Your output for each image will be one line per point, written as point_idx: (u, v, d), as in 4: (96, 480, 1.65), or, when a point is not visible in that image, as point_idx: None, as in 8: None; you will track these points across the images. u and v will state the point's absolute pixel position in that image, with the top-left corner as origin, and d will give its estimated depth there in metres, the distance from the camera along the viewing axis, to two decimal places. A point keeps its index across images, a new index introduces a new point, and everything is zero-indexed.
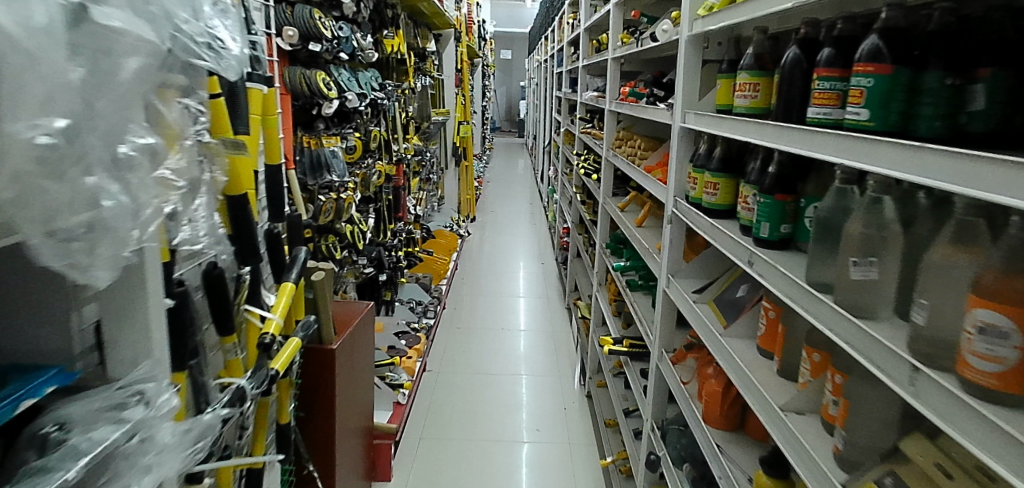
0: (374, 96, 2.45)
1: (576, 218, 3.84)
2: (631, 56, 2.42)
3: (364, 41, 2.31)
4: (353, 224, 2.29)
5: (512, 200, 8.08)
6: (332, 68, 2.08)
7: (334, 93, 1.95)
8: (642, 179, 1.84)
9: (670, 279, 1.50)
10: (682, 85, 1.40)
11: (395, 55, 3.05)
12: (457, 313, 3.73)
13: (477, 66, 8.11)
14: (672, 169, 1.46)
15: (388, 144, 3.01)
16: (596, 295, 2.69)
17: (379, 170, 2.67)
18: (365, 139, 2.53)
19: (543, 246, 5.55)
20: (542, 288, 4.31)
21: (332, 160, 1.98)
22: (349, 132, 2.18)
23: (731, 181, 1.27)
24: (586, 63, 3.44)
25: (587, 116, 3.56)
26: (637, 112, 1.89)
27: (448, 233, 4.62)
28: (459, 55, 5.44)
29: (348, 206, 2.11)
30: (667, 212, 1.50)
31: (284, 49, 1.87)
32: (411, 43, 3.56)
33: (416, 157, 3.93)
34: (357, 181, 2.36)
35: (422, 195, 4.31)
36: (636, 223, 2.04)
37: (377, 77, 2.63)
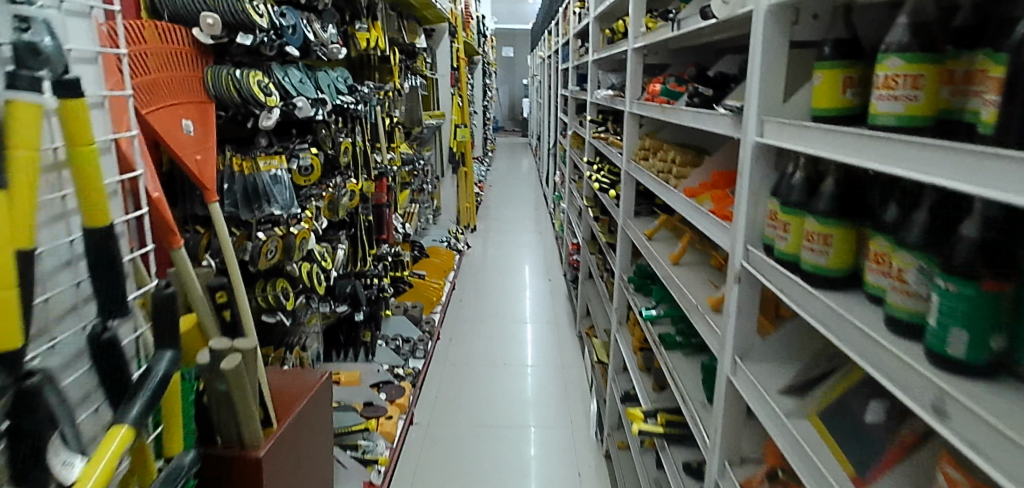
0: (341, 101, 2.00)
1: (588, 234, 3.37)
2: (655, 45, 1.96)
3: (324, 34, 1.85)
4: (311, 262, 1.83)
5: (517, 205, 7.60)
6: (278, 67, 1.62)
7: (274, 100, 1.50)
8: (681, 207, 1.38)
9: (737, 363, 1.02)
10: (759, 79, 0.94)
11: (373, 51, 2.60)
12: (452, 344, 3.28)
13: (475, 65, 7.67)
14: (742, 204, 0.99)
15: (366, 156, 2.56)
16: (615, 336, 2.23)
17: (352, 190, 2.22)
18: (330, 152, 2.07)
19: (550, 259, 5.06)
20: (550, 311, 3.84)
21: (271, 189, 1.48)
22: (304, 149, 1.73)
23: (850, 231, 0.80)
24: (597, 57, 2.98)
25: (599, 118, 3.09)
26: (671, 117, 1.44)
27: (444, 250, 4.16)
28: (454, 52, 4.99)
29: (301, 243, 1.66)
30: (733, 266, 1.03)
31: (205, 43, 1.41)
32: (397, 37, 3.12)
33: (404, 167, 3.48)
34: (318, 209, 1.91)
35: (413, 210, 3.85)
36: (671, 259, 1.58)
37: (346, 77, 2.17)
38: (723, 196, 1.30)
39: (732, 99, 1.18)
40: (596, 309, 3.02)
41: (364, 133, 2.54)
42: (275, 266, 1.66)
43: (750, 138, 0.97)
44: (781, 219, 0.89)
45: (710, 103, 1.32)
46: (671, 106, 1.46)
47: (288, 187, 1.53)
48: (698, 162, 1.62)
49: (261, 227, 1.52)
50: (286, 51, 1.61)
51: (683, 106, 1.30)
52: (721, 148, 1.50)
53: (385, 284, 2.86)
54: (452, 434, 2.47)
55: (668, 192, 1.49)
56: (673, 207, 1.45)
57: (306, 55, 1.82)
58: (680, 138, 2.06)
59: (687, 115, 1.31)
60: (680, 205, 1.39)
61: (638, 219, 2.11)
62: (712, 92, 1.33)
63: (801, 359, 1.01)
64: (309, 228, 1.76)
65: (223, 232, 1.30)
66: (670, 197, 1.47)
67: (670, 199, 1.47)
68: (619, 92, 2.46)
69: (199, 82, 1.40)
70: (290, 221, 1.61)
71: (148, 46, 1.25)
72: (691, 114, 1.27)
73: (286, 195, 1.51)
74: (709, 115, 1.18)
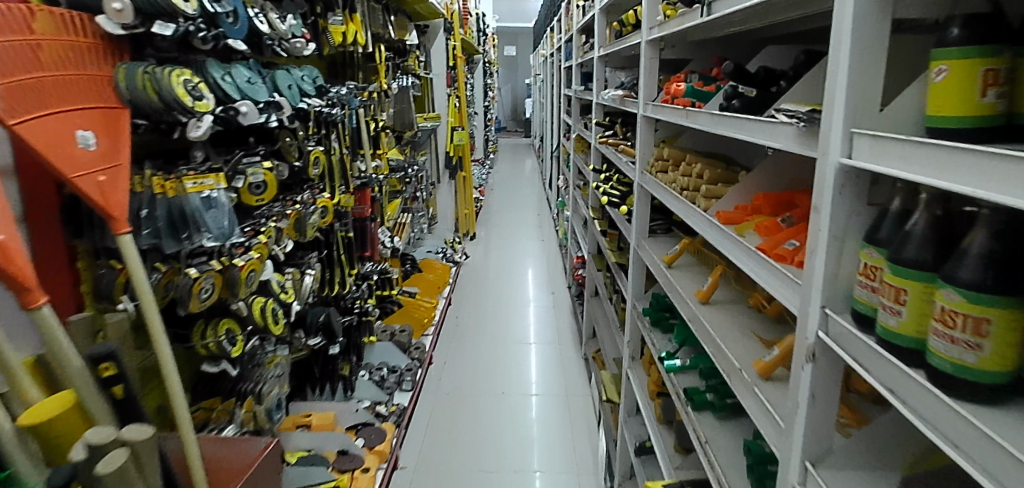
0: (307, 104, 1.73)
1: (593, 248, 3.08)
2: (673, 37, 1.67)
3: (281, 26, 1.58)
4: (266, 296, 1.54)
5: (519, 210, 7.30)
6: (219, 65, 1.35)
7: (206, 104, 1.22)
8: (714, 237, 1.09)
9: (808, 471, 0.73)
10: (845, 75, 0.65)
11: (351, 48, 2.32)
12: (445, 370, 3.00)
13: (475, 65, 7.41)
14: (820, 251, 0.69)
15: (345, 165, 2.29)
16: (628, 373, 1.94)
17: (324, 206, 1.94)
18: (295, 165, 1.79)
19: (553, 270, 4.76)
20: (554, 329, 3.55)
21: (203, 216, 1.19)
22: (255, 162, 1.44)
23: (1018, 312, 0.50)
24: (603, 53, 2.69)
25: (606, 121, 2.80)
26: (700, 123, 1.14)
27: (439, 263, 3.88)
28: (450, 51, 4.71)
29: (248, 276, 1.37)
30: (804, 337, 0.73)
31: (117, 35, 1.14)
32: (383, 34, 2.85)
33: (393, 174, 3.21)
34: (276, 232, 1.63)
35: (404, 222, 3.57)
36: (699, 297, 1.29)
37: (317, 78, 1.89)
38: (772, 225, 1.01)
39: (788, 103, 0.89)
40: (604, 333, 2.73)
41: (341, 141, 2.26)
42: (218, 304, 1.38)
43: (831, 159, 0.67)
44: (890, 284, 0.59)
45: (754, 106, 1.02)
46: (698, 110, 1.17)
47: (227, 213, 1.25)
48: (730, 178, 1.33)
49: (194, 261, 1.24)
50: (231, 46, 1.34)
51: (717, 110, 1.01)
52: (763, 161, 1.20)
53: (369, 305, 2.59)
54: (442, 481, 2.18)
55: (694, 215, 1.21)
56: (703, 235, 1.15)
57: (259, 51, 1.54)
58: (703, 147, 1.77)
59: (722, 123, 1.02)
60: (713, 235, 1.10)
61: (656, 241, 1.81)
62: (756, 91, 1.04)
63: (905, 471, 0.72)
64: (262, 257, 1.47)
65: (139, 276, 1.06)
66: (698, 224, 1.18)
67: (698, 225, 1.18)
68: (629, 92, 2.17)
69: (108, 85, 1.12)
70: (234, 250, 1.33)
71: (36, 37, 0.97)
72: (729, 121, 0.98)
73: (223, 222, 1.23)
74: (758, 124, 0.89)
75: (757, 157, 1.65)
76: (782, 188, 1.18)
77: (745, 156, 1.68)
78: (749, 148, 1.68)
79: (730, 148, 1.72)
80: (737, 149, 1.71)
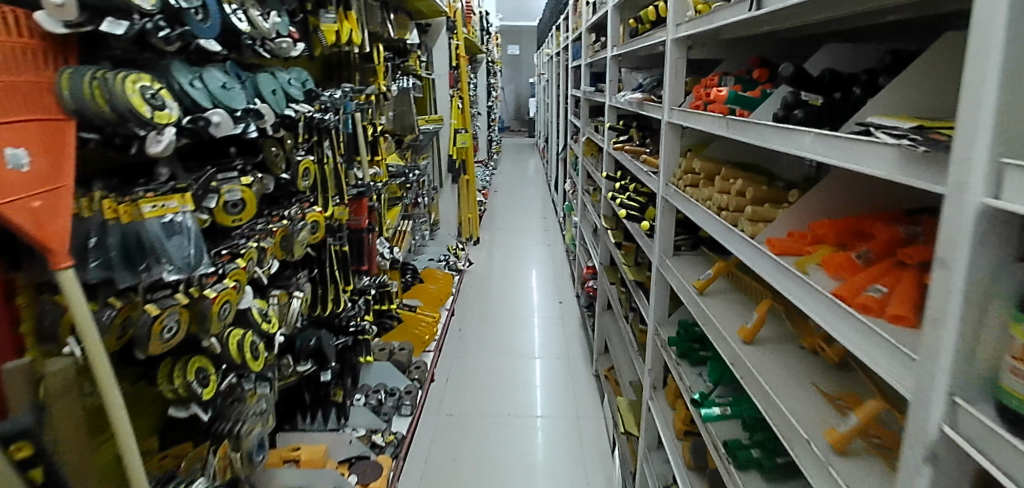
0: (295, 110, 1.56)
1: (606, 259, 2.90)
2: (703, 35, 1.49)
3: (264, 24, 1.40)
4: (246, 328, 1.37)
5: (524, 212, 7.11)
6: (188, 68, 1.17)
7: (168, 115, 1.04)
8: (769, 274, 0.91)
9: None
10: (991, 82, 0.46)
11: (346, 47, 2.16)
12: (447, 389, 2.82)
13: (478, 64, 7.24)
14: (951, 321, 0.51)
15: (339, 174, 2.12)
16: (648, 404, 1.76)
17: (315, 220, 1.77)
18: (281, 177, 1.62)
19: (560, 277, 4.58)
20: (562, 343, 3.36)
21: (165, 246, 1.01)
22: (231, 178, 1.27)
23: None
24: (616, 53, 2.51)
25: (619, 125, 2.61)
26: (749, 137, 0.97)
27: (441, 273, 3.71)
28: (453, 50, 4.54)
29: (222, 308, 1.19)
30: (925, 430, 0.55)
31: (60, 34, 0.95)
32: (383, 32, 2.68)
33: (392, 180, 3.04)
34: (257, 253, 1.46)
35: (405, 230, 3.40)
36: (742, 336, 1.11)
37: (305, 81, 1.72)
38: (845, 265, 0.83)
39: (878, 117, 0.71)
40: (618, 351, 2.55)
41: (334, 148, 2.09)
42: (188, 340, 1.20)
43: (971, 199, 0.48)
44: None
45: (821, 117, 0.85)
46: (745, 121, 1.00)
47: (193, 240, 1.07)
48: (778, 197, 1.15)
49: (154, 295, 1.06)
50: (203, 46, 1.18)
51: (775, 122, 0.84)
52: (823, 180, 1.02)
53: (365, 323, 2.41)
54: None
55: (740, 243, 1.03)
56: (753, 268, 0.98)
57: (237, 51, 1.37)
58: (733, 158, 1.59)
59: (778, 137, 0.85)
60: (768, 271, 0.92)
61: (683, 259, 1.63)
62: (824, 99, 0.88)
63: None
64: (240, 286, 1.30)
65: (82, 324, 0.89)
66: (745, 255, 1.01)
67: (747, 256, 1.00)
68: (648, 95, 1.99)
69: (48, 92, 0.93)
70: (204, 280, 1.16)
71: None
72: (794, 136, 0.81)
73: (189, 251, 1.05)
74: (838, 143, 0.71)
75: (798, 169, 1.48)
76: (844, 213, 1.00)
77: (783, 167, 1.51)
78: (788, 159, 1.51)
79: (766, 158, 1.55)
80: (774, 159, 1.53)
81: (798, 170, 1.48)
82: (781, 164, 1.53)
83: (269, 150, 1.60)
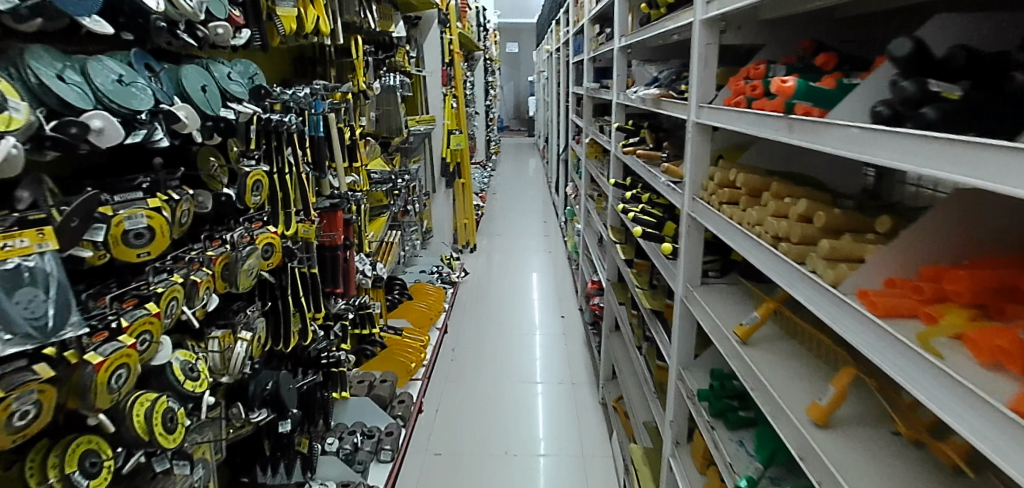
0: (239, 112, 1.28)
1: (614, 274, 2.60)
2: (740, 15, 1.20)
3: (189, 3, 1.10)
4: (163, 390, 1.08)
5: (523, 215, 6.81)
6: (64, 59, 0.87)
7: (19, 117, 0.72)
8: (864, 345, 0.63)
9: None
10: None
11: (314, 38, 1.87)
12: (436, 422, 2.53)
13: (474, 62, 6.96)
14: None
15: (304, 185, 1.83)
16: (669, 462, 1.46)
17: (269, 243, 1.48)
18: (220, 193, 1.33)
19: (562, 287, 4.28)
20: (564, 366, 3.07)
21: (3, 307, 0.71)
22: (133, 200, 0.99)
23: None
24: (625, 44, 2.23)
25: (628, 125, 2.32)
26: (832, 148, 0.68)
27: (432, 287, 3.42)
28: (445, 45, 4.25)
29: (115, 374, 0.89)
30: None
31: None
32: (361, 23, 2.39)
33: (376, 188, 2.76)
34: (181, 288, 1.16)
35: (391, 242, 3.11)
36: (814, 416, 0.82)
37: (253, 75, 1.44)
38: (1009, 348, 0.53)
39: None
40: (629, 381, 2.26)
41: (298, 156, 1.80)
42: (70, 415, 0.91)
43: None
44: None
45: (958, 120, 0.57)
46: (825, 123, 0.71)
47: (54, 296, 0.78)
48: (844, 224, 0.87)
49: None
50: (94, 28, 0.89)
51: (886, 126, 0.55)
52: (932, 210, 0.72)
53: (340, 352, 2.13)
54: None
55: (814, 290, 0.76)
56: (838, 331, 0.69)
57: (148, 39, 1.06)
58: (774, 167, 1.31)
59: (886, 150, 0.55)
60: (861, 338, 0.64)
61: (715, 291, 1.35)
62: (962, 91, 0.59)
63: None
64: (152, 340, 1.02)
65: None
66: (823, 308, 0.73)
67: (825, 310, 0.73)
68: (665, 90, 1.69)
69: None
70: (88, 340, 0.86)
71: None
72: (909, 153, 0.51)
73: (42, 310, 0.76)
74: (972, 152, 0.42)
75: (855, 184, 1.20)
76: (972, 258, 0.71)
77: (836, 181, 1.24)
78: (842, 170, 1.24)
79: (815, 170, 1.26)
80: (824, 170, 1.26)
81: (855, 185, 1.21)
82: (834, 176, 1.25)
83: (206, 160, 1.31)
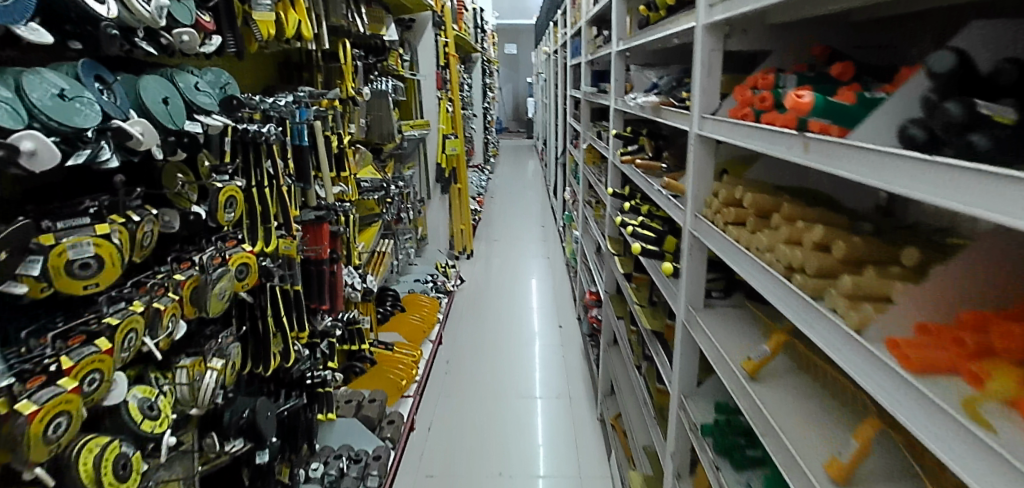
0: (207, 125, 1.19)
1: (612, 286, 2.51)
2: (745, 19, 1.11)
3: (146, 8, 1.01)
4: (118, 433, 1.00)
5: (521, 219, 6.71)
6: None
7: None
8: (898, 408, 0.54)
9: None
10: None
11: (296, 43, 1.79)
12: (429, 441, 2.44)
13: (471, 65, 6.87)
14: None
15: (285, 198, 1.74)
16: None
17: (243, 263, 1.40)
18: (189, 212, 1.24)
19: (560, 295, 4.18)
20: (563, 379, 2.97)
21: None
22: (81, 226, 0.90)
23: None
24: (622, 47, 2.14)
25: (626, 132, 2.23)
26: (860, 174, 0.59)
27: (426, 297, 3.33)
28: (440, 48, 4.16)
29: (53, 424, 0.81)
30: None
31: None
32: (349, 27, 2.30)
33: (367, 196, 2.67)
34: (142, 316, 1.07)
35: (383, 251, 3.02)
36: (831, 472, 0.73)
37: (225, 84, 1.34)
38: None
39: None
40: (629, 399, 2.17)
41: (279, 168, 1.71)
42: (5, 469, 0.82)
43: None
44: None
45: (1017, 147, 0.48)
46: (850, 146, 0.62)
47: None
48: (864, 254, 0.78)
49: None
50: (40, 39, 0.81)
51: (930, 156, 0.47)
52: None
53: (327, 371, 2.04)
54: None
55: (835, 335, 0.67)
56: (863, 386, 0.60)
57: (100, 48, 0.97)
58: (781, 183, 1.22)
59: (930, 185, 0.46)
60: (894, 401, 0.55)
61: (719, 316, 1.26)
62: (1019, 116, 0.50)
63: None
64: (103, 378, 0.93)
65: None
66: (845, 356, 0.64)
67: (847, 359, 0.64)
68: (665, 97, 1.61)
69: None
70: (16, 387, 0.78)
71: None
72: (966, 189, 0.41)
73: None
74: None
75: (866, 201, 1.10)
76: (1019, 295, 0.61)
77: (847, 199, 1.14)
78: (853, 186, 1.13)
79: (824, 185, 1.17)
80: (835, 186, 1.16)
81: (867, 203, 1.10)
82: (844, 192, 1.15)
83: (172, 177, 1.22)
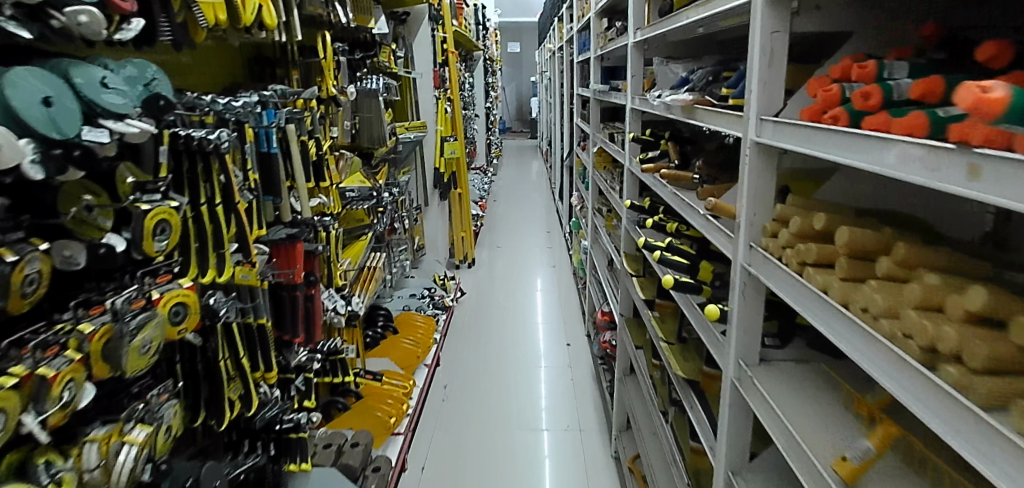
0: (120, 133, 0.92)
1: (628, 309, 2.23)
2: None
3: None
4: None
5: (526, 224, 6.42)
6: None
7: None
8: None
9: None
10: None
11: (258, 31, 1.53)
12: (421, 483, 2.17)
13: (471, 63, 6.61)
14: None
15: (245, 216, 1.47)
16: None
17: (182, 302, 1.12)
18: (98, 244, 0.96)
19: (568, 309, 3.89)
20: (573, 408, 2.69)
21: None
22: None
23: None
24: (640, 38, 1.86)
25: (647, 135, 1.94)
26: None
27: (422, 316, 3.06)
28: (438, 44, 3.90)
29: None
30: None
31: None
32: (330, 17, 2.04)
33: (353, 207, 2.40)
34: (17, 390, 0.79)
35: (374, 266, 2.75)
36: None
37: (150, 80, 1.06)
38: None
39: None
40: (650, 442, 1.88)
41: (237, 181, 1.44)
42: None
43: None
44: None
45: None
46: None
47: None
48: None
49: None
50: None
51: None
52: None
53: (302, 413, 1.76)
54: None
55: (928, 392, 0.47)
56: None
57: None
58: (860, 205, 0.93)
59: None
60: None
61: (780, 374, 0.98)
62: None
63: None
64: None
65: None
66: (950, 426, 0.44)
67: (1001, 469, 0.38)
68: (700, 94, 1.32)
69: None
70: None
71: None
72: None
73: None
74: None
75: (974, 230, 0.80)
76: None
77: (940, 221, 0.84)
78: (955, 207, 0.83)
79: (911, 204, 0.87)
80: (924, 206, 0.87)
81: (968, 232, 0.81)
82: (932, 213, 0.86)
83: (76, 199, 0.95)
